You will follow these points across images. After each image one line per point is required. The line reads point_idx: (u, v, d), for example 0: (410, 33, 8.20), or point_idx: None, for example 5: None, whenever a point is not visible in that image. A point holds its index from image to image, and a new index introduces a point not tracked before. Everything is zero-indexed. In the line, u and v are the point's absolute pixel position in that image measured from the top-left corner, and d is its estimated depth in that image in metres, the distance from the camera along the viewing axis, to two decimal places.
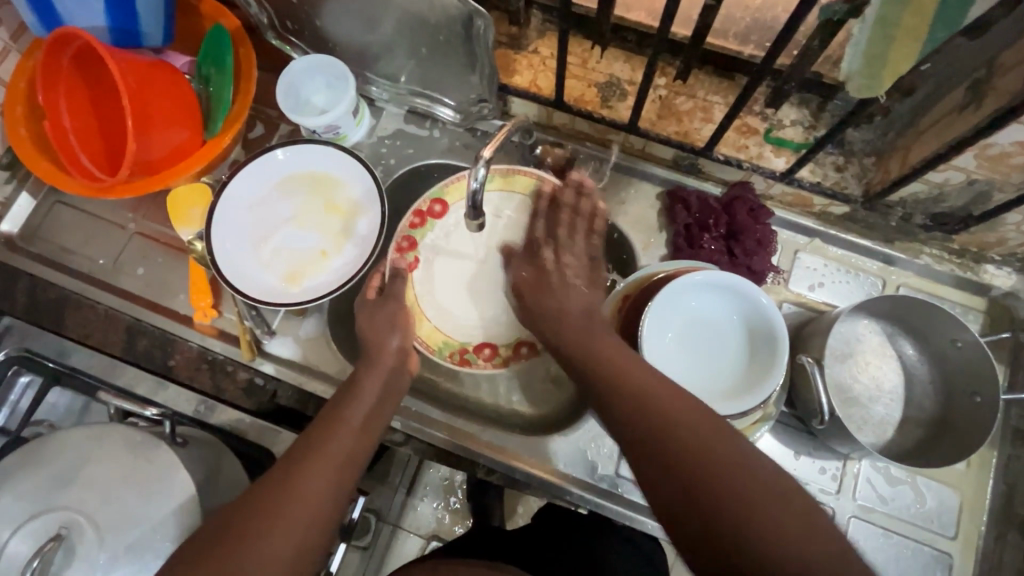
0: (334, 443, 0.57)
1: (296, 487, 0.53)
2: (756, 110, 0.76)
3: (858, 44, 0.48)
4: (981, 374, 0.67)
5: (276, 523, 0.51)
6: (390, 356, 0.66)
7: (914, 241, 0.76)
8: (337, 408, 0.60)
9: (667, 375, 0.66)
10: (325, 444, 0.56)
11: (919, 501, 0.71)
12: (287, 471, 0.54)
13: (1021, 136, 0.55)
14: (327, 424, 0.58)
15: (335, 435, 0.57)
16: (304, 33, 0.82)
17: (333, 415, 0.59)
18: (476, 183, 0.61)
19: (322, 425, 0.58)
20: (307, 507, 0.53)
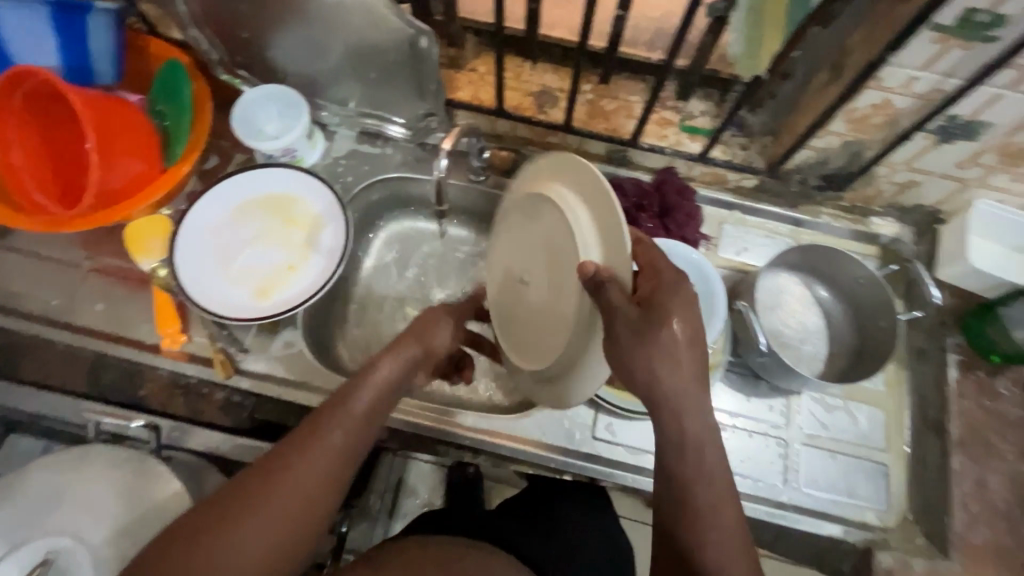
0: (326, 449, 0.55)
1: (291, 473, 0.53)
2: (670, 105, 0.88)
3: (737, 29, 0.60)
4: (881, 302, 0.79)
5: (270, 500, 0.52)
6: (387, 380, 0.60)
7: (814, 203, 0.90)
8: (338, 401, 0.58)
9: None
10: (294, 467, 0.53)
11: (854, 423, 0.81)
12: (285, 452, 0.54)
13: (874, 99, 0.68)
14: (328, 418, 0.57)
15: (336, 421, 0.57)
16: (255, 66, 0.87)
17: (337, 407, 0.57)
18: (441, 172, 0.70)
19: (311, 436, 0.55)
20: (306, 485, 0.53)
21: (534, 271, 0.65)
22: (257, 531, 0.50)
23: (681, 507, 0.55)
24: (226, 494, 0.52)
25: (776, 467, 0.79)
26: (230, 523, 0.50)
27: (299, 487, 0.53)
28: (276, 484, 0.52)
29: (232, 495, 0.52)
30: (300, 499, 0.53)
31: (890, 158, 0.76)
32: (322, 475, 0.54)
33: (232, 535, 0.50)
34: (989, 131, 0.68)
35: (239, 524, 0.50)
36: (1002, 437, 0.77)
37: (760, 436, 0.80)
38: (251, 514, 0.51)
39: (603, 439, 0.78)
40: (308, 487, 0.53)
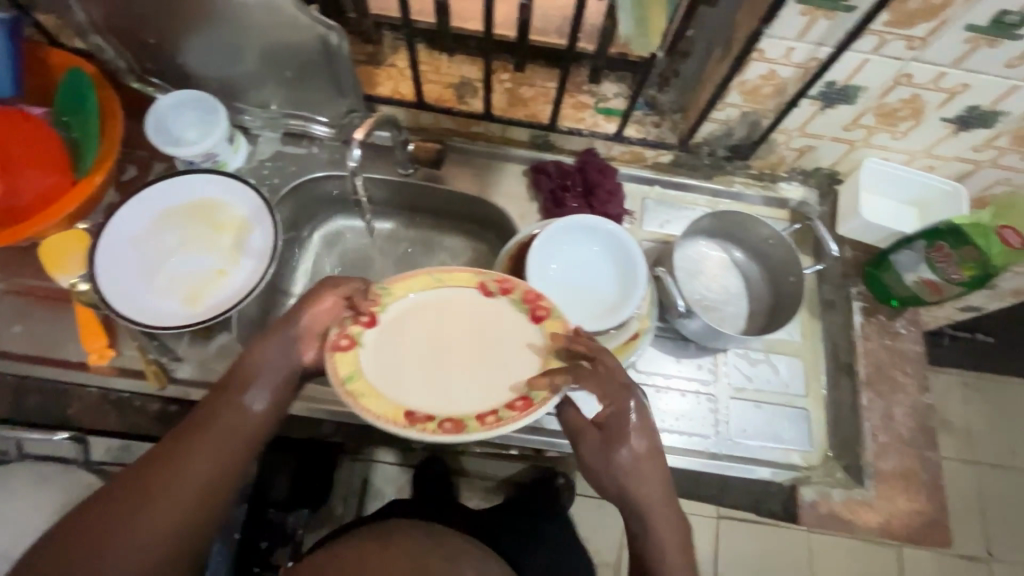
0: (210, 443, 0.56)
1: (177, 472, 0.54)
2: (585, 88, 0.91)
3: (626, 11, 0.63)
4: (789, 259, 0.85)
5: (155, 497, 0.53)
6: (275, 348, 0.61)
7: (726, 173, 0.96)
8: (222, 399, 0.59)
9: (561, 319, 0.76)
10: (178, 464, 0.55)
11: (776, 374, 0.87)
12: (169, 450, 0.55)
13: (760, 71, 0.74)
14: (211, 416, 0.58)
15: (221, 418, 0.58)
16: (166, 73, 0.86)
17: (220, 404, 0.58)
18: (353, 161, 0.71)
19: (194, 434, 0.56)
20: (193, 483, 0.55)
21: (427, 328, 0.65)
22: (145, 529, 0.52)
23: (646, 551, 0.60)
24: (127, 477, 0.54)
25: (708, 421, 0.84)
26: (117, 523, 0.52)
27: (185, 484, 0.54)
28: (178, 459, 0.55)
29: (134, 476, 0.54)
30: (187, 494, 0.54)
31: (784, 125, 0.83)
32: (206, 470, 0.55)
33: (141, 510, 0.52)
34: (864, 93, 0.75)
35: (127, 525, 0.52)
36: (904, 373, 0.84)
37: (691, 395, 0.85)
38: (154, 494, 0.53)
39: (545, 411, 0.81)
40: (212, 454, 0.56)
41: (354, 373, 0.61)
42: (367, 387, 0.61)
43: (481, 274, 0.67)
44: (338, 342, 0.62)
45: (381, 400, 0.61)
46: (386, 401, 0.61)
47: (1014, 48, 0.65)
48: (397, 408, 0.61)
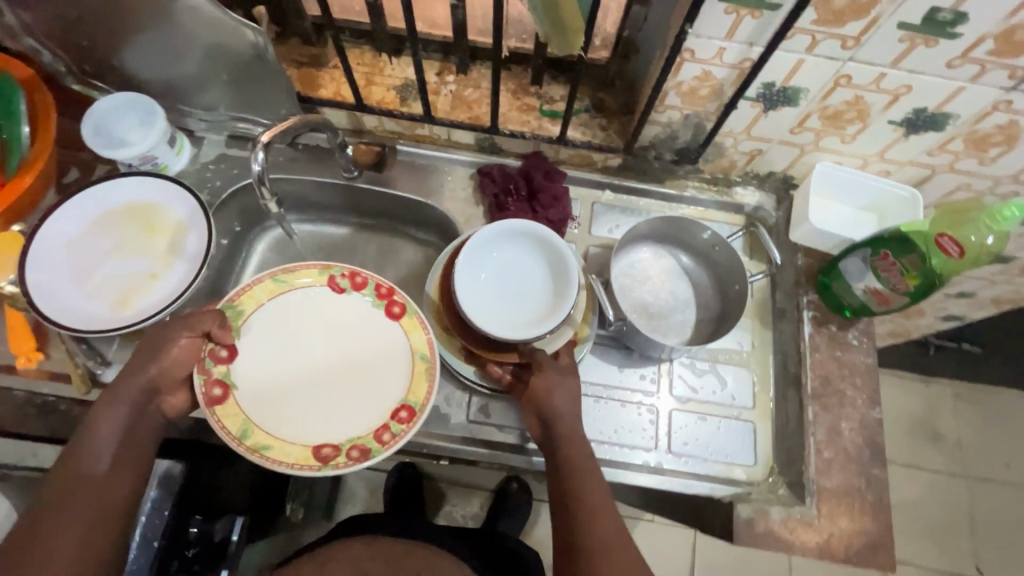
0: (79, 494, 0.60)
1: (51, 527, 0.58)
2: (530, 90, 0.89)
3: (536, 11, 0.61)
4: (736, 266, 0.83)
5: (36, 556, 0.57)
6: (131, 393, 0.65)
7: (678, 177, 0.93)
8: (78, 450, 0.62)
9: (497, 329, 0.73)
10: (50, 520, 0.59)
11: (722, 385, 0.84)
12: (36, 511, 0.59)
13: (695, 71, 0.71)
14: (71, 469, 0.61)
15: (78, 468, 0.61)
16: (106, 75, 0.86)
17: (77, 454, 0.62)
18: (259, 165, 0.70)
19: (61, 491, 0.60)
20: (72, 532, 0.59)
21: (295, 361, 0.77)
22: None
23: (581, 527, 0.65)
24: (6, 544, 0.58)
25: (648, 433, 0.81)
26: None
27: (64, 538, 0.58)
28: (51, 515, 0.59)
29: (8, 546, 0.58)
30: (69, 544, 0.58)
31: (729, 128, 0.80)
32: (85, 518, 0.60)
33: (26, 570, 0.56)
34: (805, 95, 0.72)
35: None
36: (854, 386, 0.81)
37: (633, 406, 0.82)
38: (33, 553, 0.57)
39: (478, 422, 0.81)
40: (84, 503, 0.60)
41: (247, 430, 0.70)
42: (267, 439, 0.70)
43: (324, 272, 0.80)
44: (211, 394, 0.70)
45: (285, 447, 0.70)
46: (293, 448, 0.70)
47: (952, 48, 0.62)
48: (305, 451, 0.70)
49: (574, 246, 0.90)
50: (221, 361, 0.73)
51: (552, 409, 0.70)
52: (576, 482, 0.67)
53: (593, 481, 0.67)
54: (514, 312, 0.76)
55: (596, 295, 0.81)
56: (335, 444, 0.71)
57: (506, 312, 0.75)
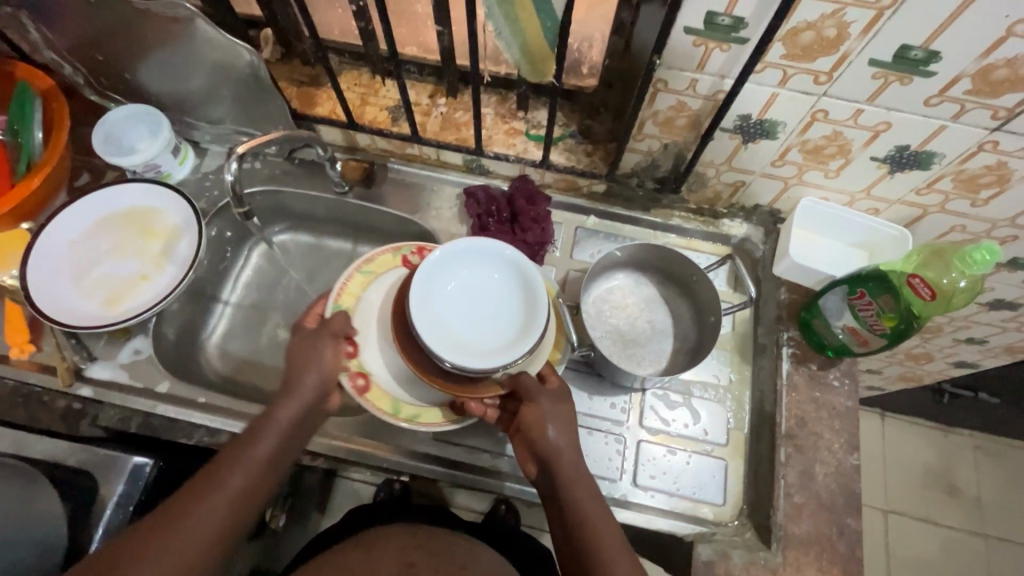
0: (220, 485, 0.63)
1: (199, 513, 0.60)
2: (517, 115, 0.91)
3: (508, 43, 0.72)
4: (711, 297, 0.82)
5: (169, 541, 0.58)
6: (309, 389, 0.71)
7: (663, 206, 0.93)
8: (248, 440, 0.67)
9: (464, 357, 0.71)
10: (194, 507, 0.60)
11: (695, 419, 0.82)
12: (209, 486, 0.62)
13: (670, 102, 0.71)
14: (232, 460, 0.65)
15: (249, 457, 0.65)
16: (121, 88, 0.92)
17: (248, 444, 0.66)
18: (231, 175, 0.76)
19: (202, 483, 0.63)
20: (206, 522, 0.60)
21: None
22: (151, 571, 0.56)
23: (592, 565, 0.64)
24: (187, 528, 0.59)
25: (614, 464, 0.79)
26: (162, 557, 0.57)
27: (198, 527, 0.60)
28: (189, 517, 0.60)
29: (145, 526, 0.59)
30: (204, 535, 0.60)
31: (709, 159, 0.80)
32: (218, 515, 0.61)
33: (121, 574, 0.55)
34: (783, 128, 0.71)
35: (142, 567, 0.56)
36: (831, 429, 0.78)
37: (601, 434, 0.81)
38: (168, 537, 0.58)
39: (442, 440, 0.83)
40: (223, 510, 0.61)
41: (398, 405, 0.77)
42: (413, 408, 0.78)
43: (399, 252, 0.85)
44: (355, 385, 0.77)
45: (428, 412, 0.78)
46: (434, 412, 0.78)
47: (927, 87, 0.60)
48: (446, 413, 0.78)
49: (554, 269, 0.91)
50: (351, 354, 0.78)
51: (550, 445, 0.70)
52: (586, 519, 0.66)
53: (600, 515, 0.67)
54: (483, 333, 0.74)
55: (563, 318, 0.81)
56: None
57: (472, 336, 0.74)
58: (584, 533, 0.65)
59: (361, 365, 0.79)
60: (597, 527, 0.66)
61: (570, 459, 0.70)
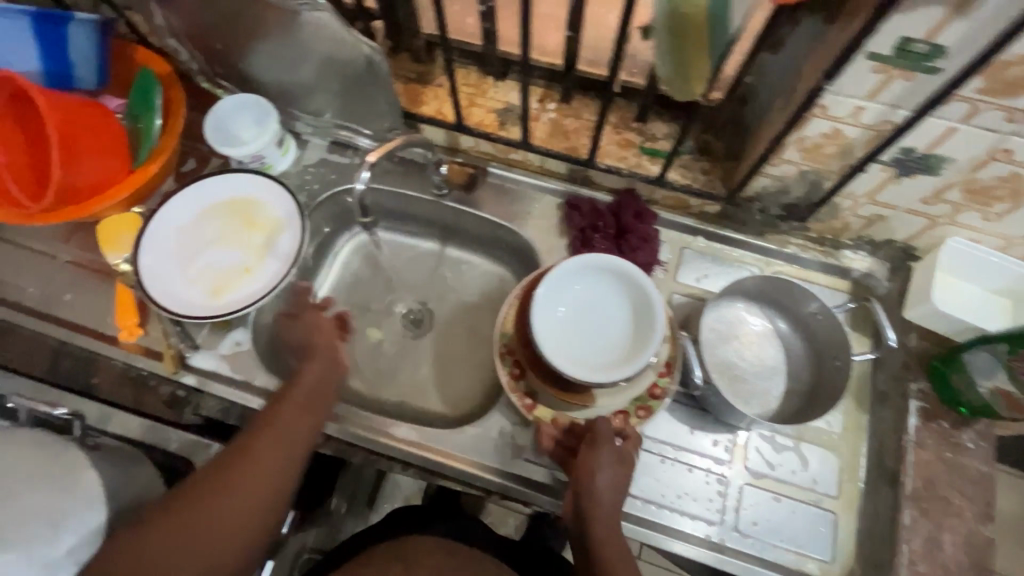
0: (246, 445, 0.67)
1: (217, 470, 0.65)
2: (632, 126, 0.86)
3: (662, 54, 0.56)
4: (837, 340, 0.75)
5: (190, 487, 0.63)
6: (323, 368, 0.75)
7: (780, 232, 0.86)
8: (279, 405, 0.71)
9: (583, 372, 0.69)
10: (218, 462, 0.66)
11: (803, 466, 0.77)
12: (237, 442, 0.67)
13: (823, 128, 0.65)
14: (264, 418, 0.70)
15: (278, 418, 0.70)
16: (232, 77, 0.92)
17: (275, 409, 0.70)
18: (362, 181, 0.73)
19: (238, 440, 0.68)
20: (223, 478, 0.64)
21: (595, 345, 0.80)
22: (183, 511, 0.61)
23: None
24: (236, 483, 0.64)
25: (714, 505, 0.75)
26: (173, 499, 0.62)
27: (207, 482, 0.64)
28: (247, 473, 0.65)
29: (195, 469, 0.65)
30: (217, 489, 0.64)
31: (850, 189, 0.73)
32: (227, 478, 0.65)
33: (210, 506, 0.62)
34: (949, 165, 0.64)
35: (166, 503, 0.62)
36: (962, 494, 0.71)
37: (701, 472, 0.77)
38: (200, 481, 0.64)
39: (536, 463, 0.77)
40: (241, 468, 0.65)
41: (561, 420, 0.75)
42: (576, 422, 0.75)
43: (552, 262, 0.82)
44: (524, 403, 0.75)
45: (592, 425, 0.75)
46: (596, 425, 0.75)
47: None
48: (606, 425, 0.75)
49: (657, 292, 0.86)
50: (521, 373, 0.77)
51: (590, 482, 0.65)
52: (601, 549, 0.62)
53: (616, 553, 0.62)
54: (601, 350, 0.72)
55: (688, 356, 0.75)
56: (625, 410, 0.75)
57: (590, 353, 0.72)
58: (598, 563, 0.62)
59: (526, 385, 0.77)
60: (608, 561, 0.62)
61: (607, 502, 0.65)
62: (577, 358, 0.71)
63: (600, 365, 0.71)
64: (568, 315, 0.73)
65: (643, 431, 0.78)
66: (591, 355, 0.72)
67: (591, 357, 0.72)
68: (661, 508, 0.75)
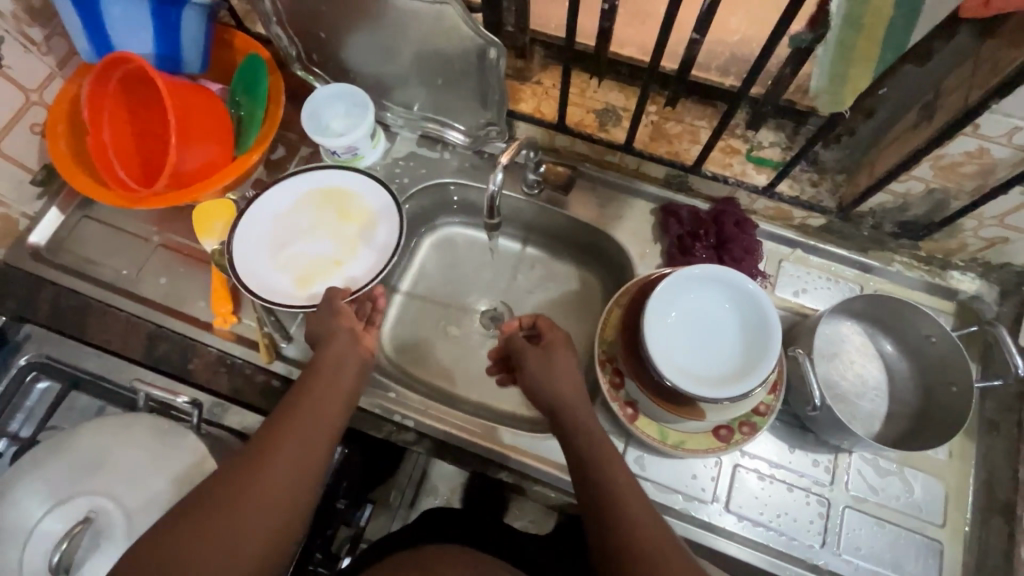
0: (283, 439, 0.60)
1: (260, 468, 0.57)
2: (737, 133, 0.84)
3: (822, 63, 0.54)
4: (954, 365, 0.73)
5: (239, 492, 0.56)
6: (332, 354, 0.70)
7: (885, 250, 0.83)
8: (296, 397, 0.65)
9: (697, 387, 0.67)
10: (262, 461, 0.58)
11: (908, 491, 0.75)
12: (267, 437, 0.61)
13: (967, 146, 0.63)
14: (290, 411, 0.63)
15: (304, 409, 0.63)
16: (329, 65, 0.90)
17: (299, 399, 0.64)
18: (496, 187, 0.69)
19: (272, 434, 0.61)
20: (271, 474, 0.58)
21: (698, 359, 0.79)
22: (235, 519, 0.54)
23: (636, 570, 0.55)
24: (263, 478, 0.57)
25: (815, 527, 0.74)
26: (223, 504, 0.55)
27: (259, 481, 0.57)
28: (277, 445, 0.59)
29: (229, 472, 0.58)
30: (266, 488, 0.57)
31: (979, 211, 0.70)
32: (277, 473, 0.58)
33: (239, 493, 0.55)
34: None
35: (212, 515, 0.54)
36: None
37: (801, 492, 0.75)
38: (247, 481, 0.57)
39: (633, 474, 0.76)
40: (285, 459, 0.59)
41: (664, 431, 0.74)
42: (678, 434, 0.74)
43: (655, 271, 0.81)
44: (626, 412, 0.74)
45: (694, 438, 0.73)
46: (700, 438, 0.73)
47: None
48: (709, 438, 0.73)
49: None
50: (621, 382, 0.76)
51: (549, 383, 0.70)
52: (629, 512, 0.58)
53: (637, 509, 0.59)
54: (712, 365, 0.70)
55: (804, 373, 0.72)
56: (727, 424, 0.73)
57: (701, 368, 0.70)
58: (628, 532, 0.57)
59: (627, 394, 0.76)
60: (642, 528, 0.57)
61: (575, 398, 0.69)
62: (689, 372, 0.69)
63: (712, 379, 0.69)
64: (677, 326, 0.72)
65: (742, 447, 0.77)
66: (702, 370, 0.70)
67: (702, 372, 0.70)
68: (760, 526, 0.74)
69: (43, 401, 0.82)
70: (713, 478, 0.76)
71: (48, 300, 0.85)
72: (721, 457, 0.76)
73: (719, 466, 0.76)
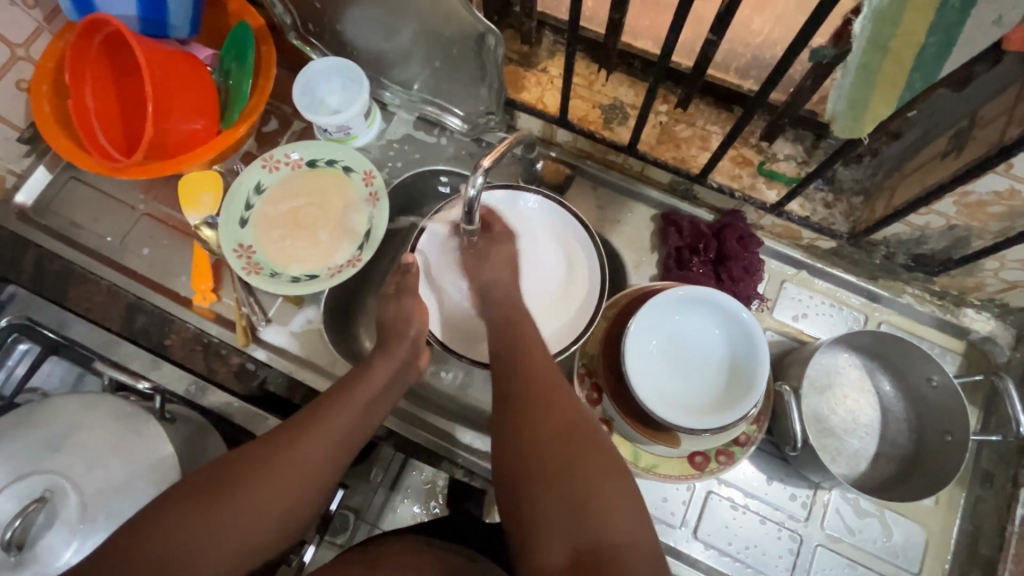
0: (314, 435, 0.58)
1: (289, 456, 0.56)
2: (752, 142, 0.79)
3: (842, 87, 0.49)
4: (954, 415, 0.68)
5: (261, 481, 0.54)
6: (400, 347, 0.68)
7: (897, 280, 0.78)
8: (344, 386, 0.62)
9: (679, 416, 0.65)
10: (292, 449, 0.56)
11: (886, 535, 0.72)
12: (298, 425, 0.58)
13: (997, 185, 0.57)
14: (333, 399, 0.61)
15: (340, 410, 0.60)
16: (325, 36, 0.85)
17: (341, 392, 0.62)
18: (475, 191, 0.64)
19: (306, 424, 0.59)
20: (294, 469, 0.56)
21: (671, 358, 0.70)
22: (250, 500, 0.53)
23: (543, 470, 0.52)
24: (282, 468, 0.55)
25: (784, 562, 0.72)
26: (240, 483, 0.54)
27: (286, 467, 0.55)
28: (305, 435, 0.58)
29: (260, 448, 0.56)
30: (289, 480, 0.55)
31: (1003, 253, 0.65)
32: (303, 468, 0.56)
33: (220, 507, 0.52)
34: None
35: (233, 494, 0.53)
36: None
37: (773, 525, 0.73)
38: (268, 468, 0.55)
39: None
40: (313, 455, 0.57)
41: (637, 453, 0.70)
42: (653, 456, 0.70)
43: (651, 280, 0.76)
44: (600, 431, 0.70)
45: (669, 463, 0.69)
46: (674, 463, 0.69)
47: None
48: (684, 464, 0.69)
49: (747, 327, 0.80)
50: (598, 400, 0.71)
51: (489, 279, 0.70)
52: (543, 414, 0.55)
53: (551, 413, 0.55)
54: (693, 391, 0.68)
55: (787, 409, 0.68)
56: (705, 452, 0.69)
57: (681, 393, 0.68)
58: (536, 432, 0.54)
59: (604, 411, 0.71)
60: (562, 443, 0.53)
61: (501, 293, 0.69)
62: (669, 398, 0.67)
63: (693, 407, 0.66)
64: (658, 346, 0.70)
65: (719, 475, 0.74)
66: (684, 396, 0.68)
67: (682, 398, 0.67)
68: (725, 556, 0.72)
69: (25, 360, 0.81)
70: (684, 503, 0.74)
71: (31, 263, 0.84)
72: (696, 483, 0.74)
73: (693, 492, 0.74)
